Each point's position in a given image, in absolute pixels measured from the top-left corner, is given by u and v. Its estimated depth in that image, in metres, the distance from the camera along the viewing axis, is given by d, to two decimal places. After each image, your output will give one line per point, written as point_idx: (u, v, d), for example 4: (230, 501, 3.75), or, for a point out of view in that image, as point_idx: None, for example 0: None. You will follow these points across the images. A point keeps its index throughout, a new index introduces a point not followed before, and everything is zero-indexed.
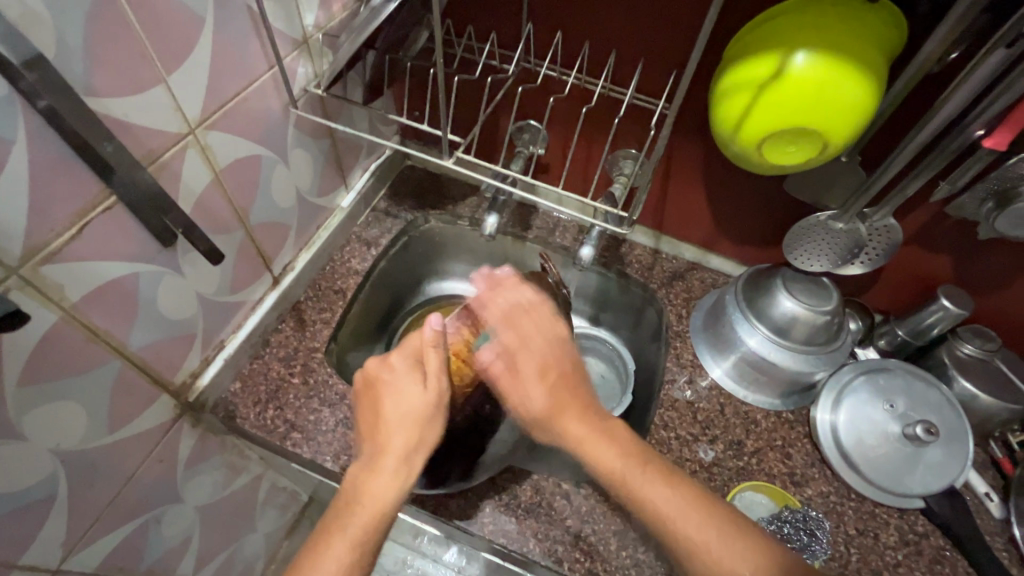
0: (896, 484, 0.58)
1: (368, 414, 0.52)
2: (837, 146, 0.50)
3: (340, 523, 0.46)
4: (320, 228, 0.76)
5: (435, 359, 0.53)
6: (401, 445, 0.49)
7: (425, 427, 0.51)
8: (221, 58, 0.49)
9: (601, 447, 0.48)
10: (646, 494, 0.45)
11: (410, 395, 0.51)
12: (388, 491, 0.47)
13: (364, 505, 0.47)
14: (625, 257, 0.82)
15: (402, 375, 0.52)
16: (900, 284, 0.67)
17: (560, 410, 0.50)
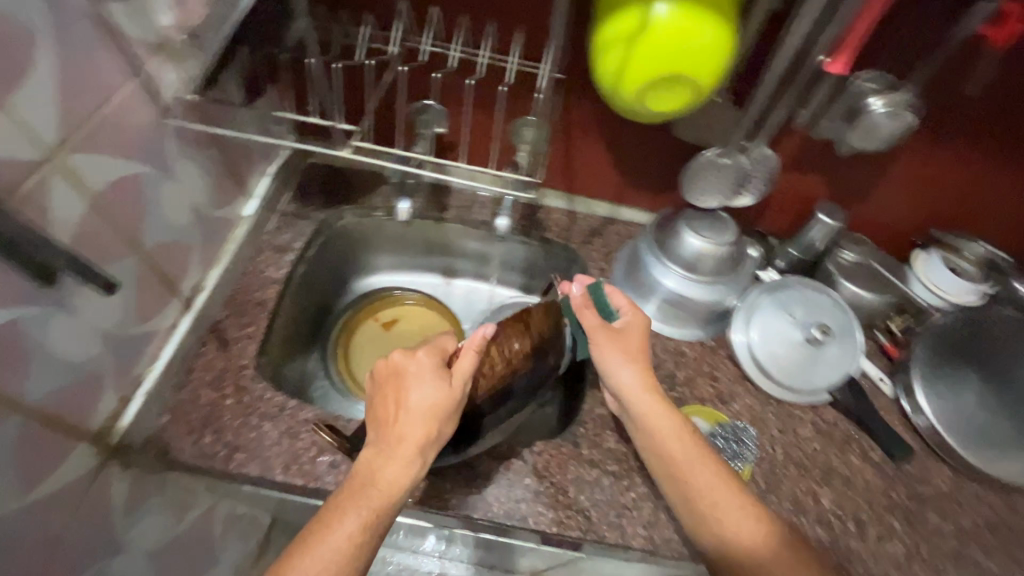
0: (806, 382, 0.69)
1: (389, 402, 0.54)
2: (707, 87, 0.53)
3: (348, 500, 0.48)
4: (226, 241, 0.76)
5: (466, 360, 0.56)
6: (416, 436, 0.52)
7: (439, 422, 0.53)
8: (74, 74, 0.45)
9: (670, 428, 0.59)
10: (694, 473, 0.56)
11: (432, 392, 0.53)
12: (399, 479, 0.50)
13: (375, 487, 0.49)
14: (543, 223, 0.86)
15: (427, 371, 0.54)
16: (787, 208, 0.78)
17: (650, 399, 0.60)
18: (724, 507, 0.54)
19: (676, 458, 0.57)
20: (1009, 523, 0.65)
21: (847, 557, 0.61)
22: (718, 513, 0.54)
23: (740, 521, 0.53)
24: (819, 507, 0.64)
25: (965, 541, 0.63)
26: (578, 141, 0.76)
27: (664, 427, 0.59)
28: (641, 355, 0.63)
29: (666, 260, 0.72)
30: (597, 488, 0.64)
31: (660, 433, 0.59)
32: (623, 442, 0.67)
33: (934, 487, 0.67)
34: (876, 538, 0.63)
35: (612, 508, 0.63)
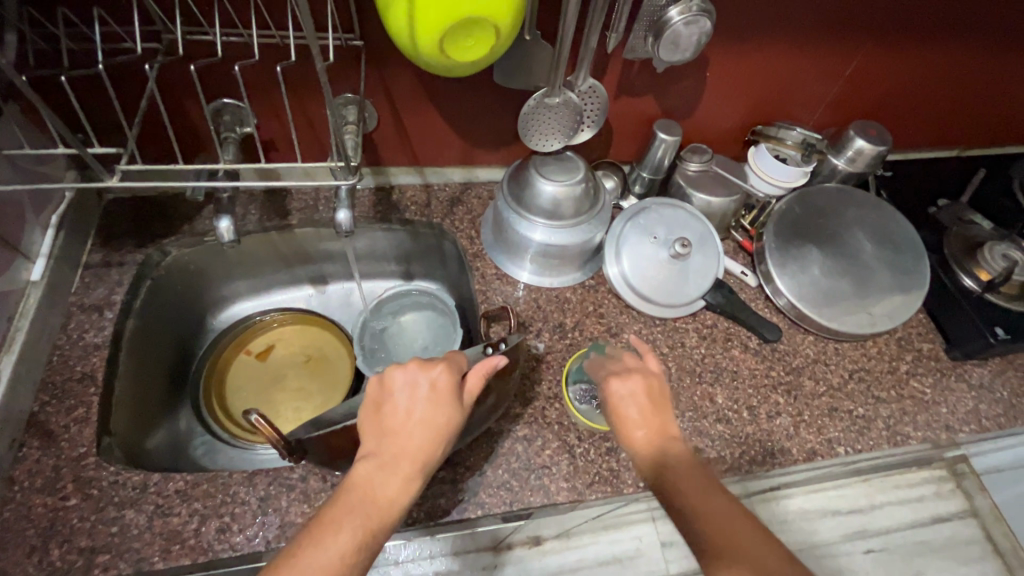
0: (682, 295, 0.72)
1: (391, 414, 0.48)
2: (508, 26, 0.50)
3: (344, 514, 0.43)
4: (14, 318, 0.62)
5: (474, 380, 0.51)
6: (419, 454, 0.47)
7: (442, 442, 0.48)
8: None
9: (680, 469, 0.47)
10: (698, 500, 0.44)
11: (441, 411, 0.48)
12: (400, 497, 0.45)
13: (372, 502, 0.44)
14: (399, 205, 0.80)
15: (439, 386, 0.49)
16: (629, 134, 0.79)
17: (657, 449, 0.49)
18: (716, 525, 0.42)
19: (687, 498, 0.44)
20: (867, 368, 0.74)
21: (746, 442, 0.66)
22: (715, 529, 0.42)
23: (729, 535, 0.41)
24: (716, 406, 0.68)
25: (836, 395, 0.71)
26: (405, 109, 0.70)
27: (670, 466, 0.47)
28: (652, 411, 0.52)
29: (528, 214, 0.71)
30: (515, 456, 0.63)
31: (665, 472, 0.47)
32: (529, 403, 0.67)
33: (804, 356, 0.74)
34: (767, 417, 0.68)
35: (533, 470, 0.62)
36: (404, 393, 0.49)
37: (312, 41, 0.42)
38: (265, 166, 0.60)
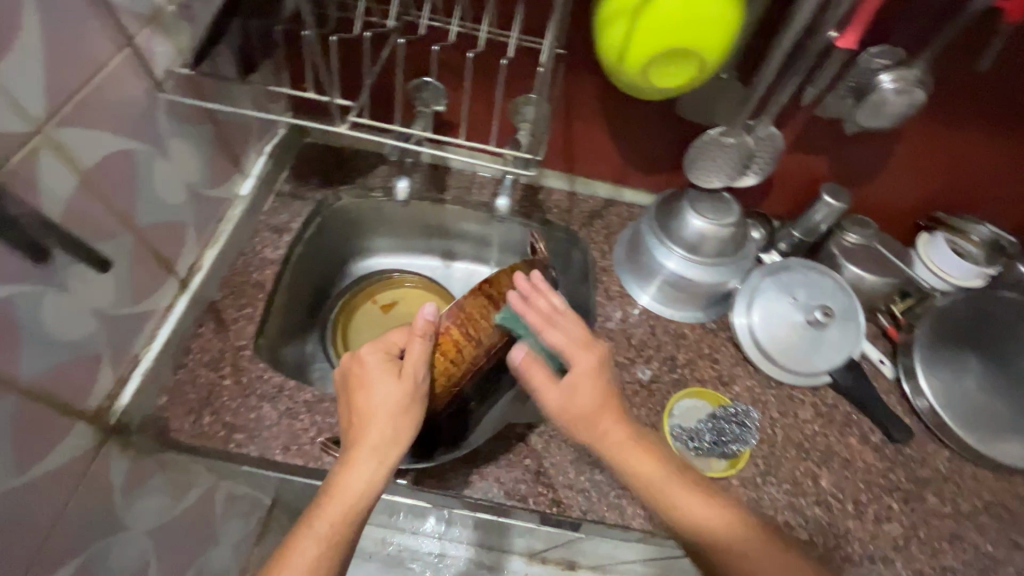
0: (808, 365, 0.69)
1: (349, 404, 0.52)
2: (714, 62, 0.51)
3: (319, 507, 0.47)
4: (221, 221, 0.74)
5: (416, 347, 0.54)
6: (380, 444, 0.49)
7: (403, 417, 0.51)
8: (61, 47, 0.43)
9: (623, 441, 0.52)
10: (643, 473, 0.50)
11: (386, 388, 0.51)
12: (367, 488, 0.48)
13: (342, 490, 0.47)
14: (544, 205, 0.84)
15: (382, 372, 0.52)
16: (790, 190, 0.77)
17: (603, 417, 0.52)
18: (688, 498, 0.49)
19: (648, 477, 0.50)
20: (1007, 505, 0.65)
21: (845, 537, 0.62)
22: (666, 501, 0.49)
23: (695, 509, 0.49)
24: (818, 489, 0.64)
25: (962, 522, 0.64)
26: (578, 118, 0.74)
27: (613, 432, 0.52)
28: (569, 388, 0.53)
29: (669, 242, 0.72)
30: (598, 469, 0.64)
31: (609, 443, 0.52)
32: None
33: (933, 470, 0.67)
34: (873, 519, 0.63)
35: (612, 488, 0.63)
36: (354, 382, 0.53)
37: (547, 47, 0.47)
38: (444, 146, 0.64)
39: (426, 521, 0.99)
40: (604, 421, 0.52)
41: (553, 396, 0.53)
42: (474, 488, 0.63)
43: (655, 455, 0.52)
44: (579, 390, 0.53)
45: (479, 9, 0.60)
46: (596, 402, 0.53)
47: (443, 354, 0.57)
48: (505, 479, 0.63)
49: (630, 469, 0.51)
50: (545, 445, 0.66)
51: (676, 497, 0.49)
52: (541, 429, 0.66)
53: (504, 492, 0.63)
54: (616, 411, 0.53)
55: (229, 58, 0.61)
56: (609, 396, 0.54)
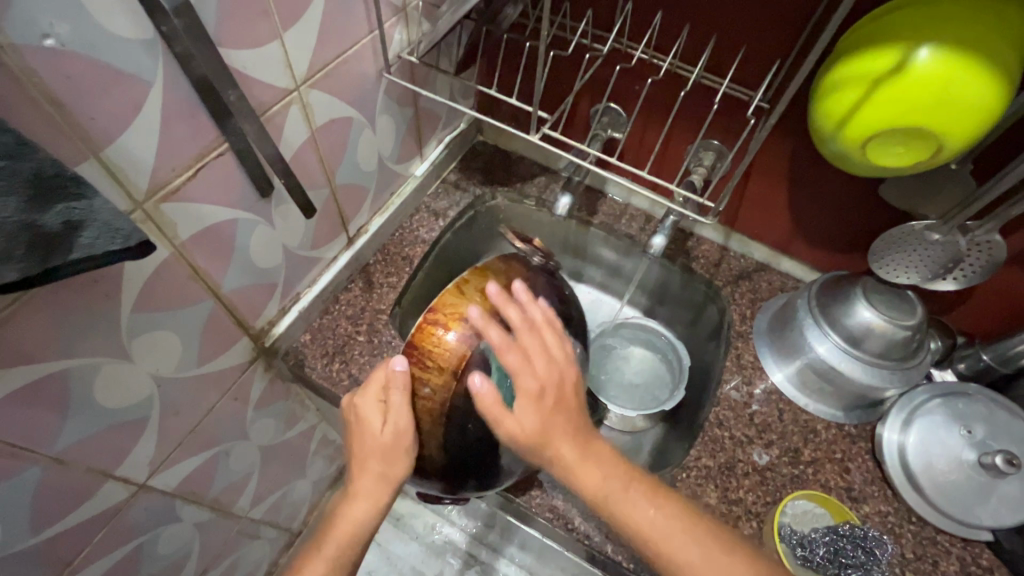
0: (966, 512, 0.59)
1: (353, 441, 0.52)
2: (952, 150, 0.46)
3: (322, 539, 0.52)
4: (394, 194, 0.79)
5: (398, 401, 0.48)
6: (372, 489, 0.50)
7: (396, 458, 0.49)
8: (331, 23, 0.50)
9: (587, 471, 0.46)
10: (649, 530, 0.44)
11: (377, 432, 0.49)
12: (361, 522, 0.51)
13: (342, 526, 0.51)
14: (692, 252, 0.81)
15: (370, 417, 0.50)
16: (990, 309, 0.66)
17: (557, 428, 0.46)
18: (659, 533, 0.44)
19: (592, 488, 0.45)
20: None
21: None
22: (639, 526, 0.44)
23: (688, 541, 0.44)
24: None
25: None
26: (758, 174, 0.71)
27: (563, 450, 0.46)
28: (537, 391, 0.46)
29: (826, 326, 0.65)
30: None
31: (558, 454, 0.46)
32: (726, 502, 0.62)
33: None
34: None
35: None
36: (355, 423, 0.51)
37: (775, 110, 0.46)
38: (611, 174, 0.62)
39: (481, 523, 0.99)
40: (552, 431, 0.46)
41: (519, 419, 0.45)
42: (555, 513, 0.62)
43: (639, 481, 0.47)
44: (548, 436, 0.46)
45: (695, 50, 0.59)
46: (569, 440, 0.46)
47: (423, 411, 0.48)
48: (586, 515, 0.62)
49: (591, 495, 0.45)
50: None
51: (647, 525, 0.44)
52: None
53: (583, 528, 0.61)
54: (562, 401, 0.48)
55: (447, 53, 0.66)
56: (558, 398, 0.47)
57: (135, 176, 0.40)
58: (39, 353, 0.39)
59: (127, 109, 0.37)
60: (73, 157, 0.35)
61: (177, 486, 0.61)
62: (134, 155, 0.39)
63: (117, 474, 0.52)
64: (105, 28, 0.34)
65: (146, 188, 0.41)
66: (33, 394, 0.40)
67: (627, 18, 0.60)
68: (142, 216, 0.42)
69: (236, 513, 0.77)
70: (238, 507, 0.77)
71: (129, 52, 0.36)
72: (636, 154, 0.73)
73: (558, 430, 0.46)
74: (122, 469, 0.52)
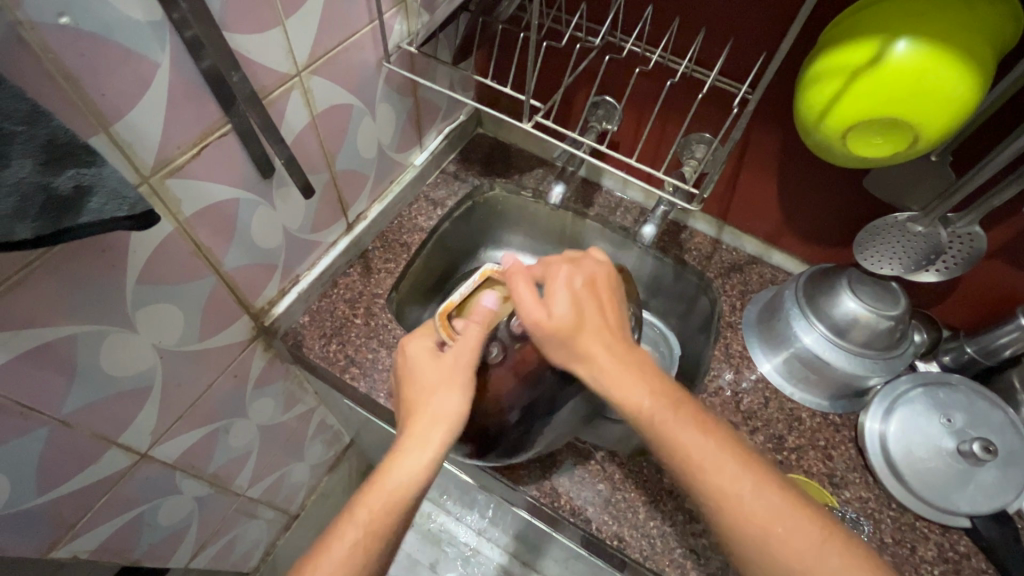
0: (944, 499, 0.60)
1: (408, 387, 0.53)
2: (928, 141, 0.47)
3: (358, 504, 0.47)
4: (393, 182, 0.81)
5: (472, 330, 0.52)
6: (428, 428, 0.49)
7: (457, 392, 0.51)
8: (331, 11, 0.52)
9: (677, 427, 0.45)
10: (750, 511, 0.42)
11: (443, 368, 0.52)
12: (412, 479, 0.47)
13: (390, 477, 0.47)
14: (684, 245, 0.83)
15: (437, 354, 0.53)
16: (975, 302, 0.67)
17: (635, 382, 0.47)
18: (744, 507, 0.42)
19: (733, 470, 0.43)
20: None
21: None
22: (721, 491, 0.43)
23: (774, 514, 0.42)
24: None
25: None
26: (749, 167, 0.72)
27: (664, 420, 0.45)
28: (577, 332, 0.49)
29: (812, 316, 0.67)
30: (670, 521, 0.62)
31: (632, 405, 0.46)
32: None
33: None
34: None
35: (678, 544, 0.60)
36: (414, 366, 0.53)
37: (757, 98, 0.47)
38: (603, 163, 0.64)
39: (474, 509, 1.01)
40: (623, 382, 0.47)
41: (555, 351, 0.50)
42: (543, 492, 0.64)
43: (734, 444, 0.45)
44: (620, 385, 0.47)
45: (686, 44, 0.61)
46: (656, 401, 0.46)
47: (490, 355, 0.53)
48: (572, 495, 0.64)
49: (683, 461, 0.44)
50: (620, 476, 0.65)
51: (730, 496, 0.42)
52: (621, 460, 0.65)
53: (569, 507, 0.63)
54: (632, 355, 0.49)
55: (446, 44, 0.68)
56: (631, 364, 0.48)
57: (141, 151, 0.42)
58: (49, 317, 0.41)
59: (135, 87, 0.40)
60: (83, 130, 0.37)
61: (177, 458, 0.63)
62: (140, 131, 0.41)
63: (120, 441, 0.54)
64: (116, 9, 0.36)
65: (151, 164, 0.43)
66: (42, 357, 0.42)
67: (621, 11, 0.62)
68: (148, 190, 0.44)
69: (235, 490, 0.79)
70: (237, 484, 0.79)
71: (139, 32, 0.38)
72: (629, 145, 0.75)
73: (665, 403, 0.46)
74: (125, 437, 0.54)
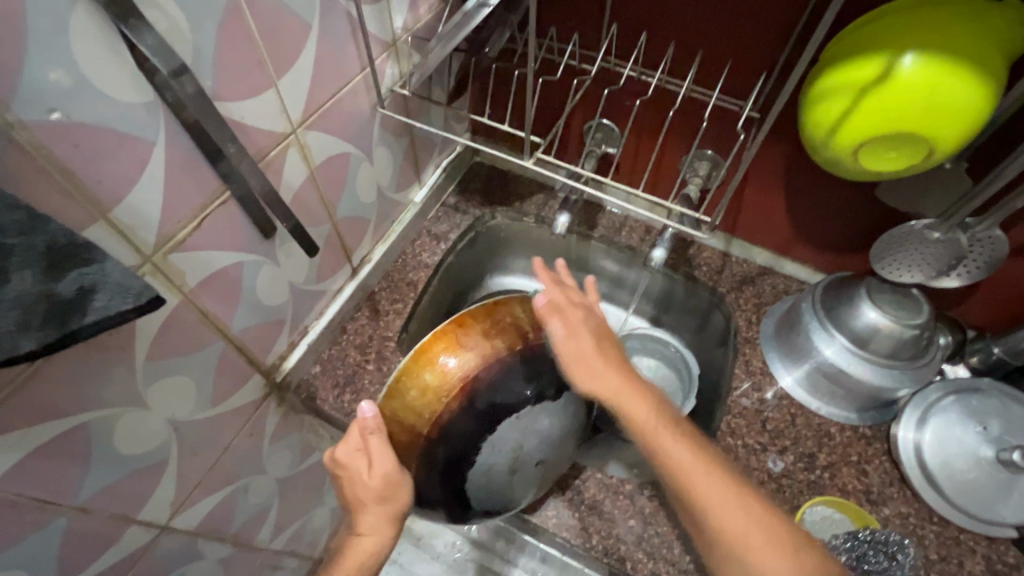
0: (988, 510, 0.59)
1: (341, 490, 0.53)
2: (943, 152, 0.46)
3: (334, 569, 0.54)
4: (395, 221, 0.80)
5: (376, 444, 0.48)
6: (376, 524, 0.52)
7: (395, 491, 0.50)
8: (323, 64, 0.52)
9: (638, 406, 0.50)
10: (693, 477, 0.47)
11: (364, 476, 0.50)
12: (374, 548, 0.54)
13: (354, 554, 0.54)
14: (693, 260, 0.81)
15: (358, 465, 0.50)
16: (999, 301, 0.65)
17: (602, 367, 0.51)
18: (744, 529, 0.45)
19: (685, 467, 0.47)
20: None
21: None
22: (675, 462, 0.48)
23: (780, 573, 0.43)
24: None
25: None
26: (754, 180, 0.71)
27: (604, 389, 0.51)
28: (597, 351, 0.52)
29: (832, 329, 0.65)
30: None
31: (637, 423, 0.50)
32: None
33: None
34: None
35: None
36: (344, 475, 0.51)
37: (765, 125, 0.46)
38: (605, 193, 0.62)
39: (501, 540, 0.99)
40: (631, 403, 0.50)
41: (604, 383, 0.51)
42: (573, 532, 0.63)
43: (710, 462, 0.48)
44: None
45: (682, 65, 0.60)
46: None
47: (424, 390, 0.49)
48: (602, 533, 0.62)
49: (657, 454, 0.49)
50: (650, 509, 0.63)
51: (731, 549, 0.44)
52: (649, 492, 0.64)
53: (600, 546, 0.62)
54: (631, 376, 0.52)
55: (439, 83, 0.68)
56: (605, 339, 0.54)
57: (142, 232, 0.41)
58: (59, 410, 0.40)
59: (132, 169, 0.39)
60: (82, 221, 0.37)
61: (197, 526, 0.62)
62: (139, 212, 0.40)
63: (139, 518, 0.52)
64: (105, 95, 0.35)
65: (153, 242, 0.42)
66: (53, 450, 0.41)
67: (615, 37, 0.61)
68: (151, 268, 0.43)
69: (257, 546, 0.78)
70: (259, 540, 0.77)
71: (132, 115, 0.37)
72: (631, 166, 0.73)
73: (608, 365, 0.52)
74: (143, 513, 0.53)
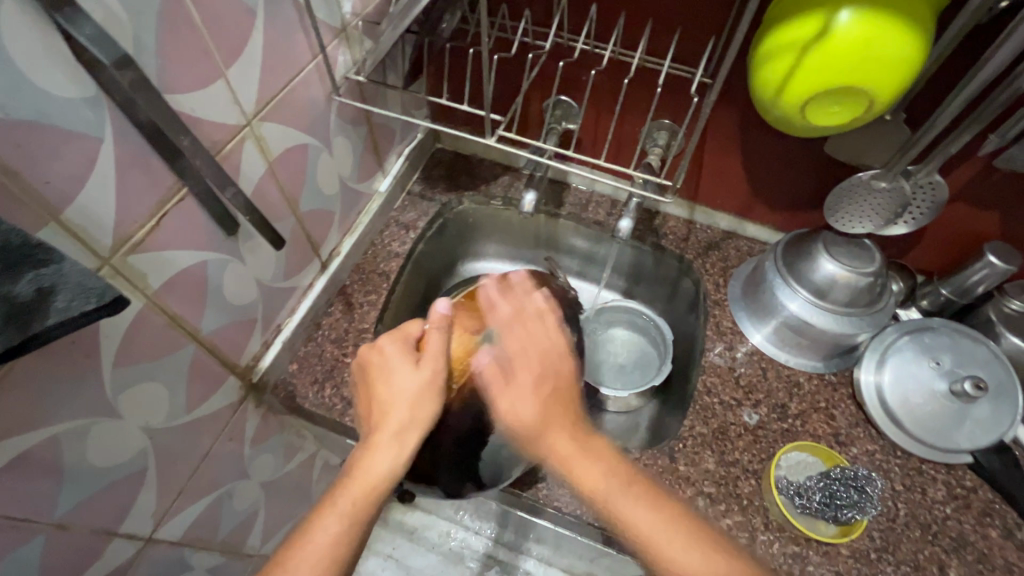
0: (945, 439, 0.63)
1: (364, 396, 0.50)
2: (883, 104, 0.49)
3: (327, 507, 0.43)
4: (360, 212, 0.79)
5: (434, 340, 0.50)
6: (402, 429, 0.46)
7: (428, 401, 0.48)
8: (272, 51, 0.50)
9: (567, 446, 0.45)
10: (645, 532, 0.42)
11: (403, 379, 0.48)
12: (384, 474, 0.45)
13: (359, 487, 0.44)
14: (659, 230, 0.83)
15: (400, 360, 0.49)
16: (944, 245, 0.70)
17: (557, 430, 0.46)
18: None
19: (637, 529, 0.42)
20: None
21: None
22: (624, 517, 0.43)
23: None
24: None
25: None
26: (711, 146, 0.73)
27: (561, 445, 0.45)
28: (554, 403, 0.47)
29: (794, 283, 0.68)
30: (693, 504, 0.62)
31: (586, 484, 0.44)
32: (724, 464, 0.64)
33: None
34: None
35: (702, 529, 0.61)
36: (379, 373, 0.49)
37: (716, 85, 0.47)
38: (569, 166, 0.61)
39: (493, 523, 1.00)
40: (582, 464, 0.45)
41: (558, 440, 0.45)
42: (564, 501, 0.64)
43: (679, 515, 0.43)
44: (578, 467, 0.44)
45: (635, 36, 0.61)
46: (617, 480, 0.44)
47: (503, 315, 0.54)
48: None
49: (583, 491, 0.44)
50: None
51: None
52: (634, 455, 0.66)
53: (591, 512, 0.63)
54: (590, 440, 0.46)
55: (393, 68, 0.67)
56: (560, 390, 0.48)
57: (96, 233, 0.40)
58: (25, 424, 0.39)
59: (80, 167, 0.37)
60: (31, 224, 0.35)
61: (183, 535, 0.60)
62: (92, 212, 0.39)
63: (121, 531, 0.51)
64: (44, 90, 0.34)
65: (110, 243, 0.41)
66: (24, 466, 0.40)
67: (567, 10, 0.61)
68: (110, 271, 0.42)
69: (247, 552, 0.77)
70: (248, 546, 0.76)
71: (74, 111, 0.36)
72: (592, 140, 0.74)
73: (557, 422, 0.46)
74: (126, 526, 0.51)
